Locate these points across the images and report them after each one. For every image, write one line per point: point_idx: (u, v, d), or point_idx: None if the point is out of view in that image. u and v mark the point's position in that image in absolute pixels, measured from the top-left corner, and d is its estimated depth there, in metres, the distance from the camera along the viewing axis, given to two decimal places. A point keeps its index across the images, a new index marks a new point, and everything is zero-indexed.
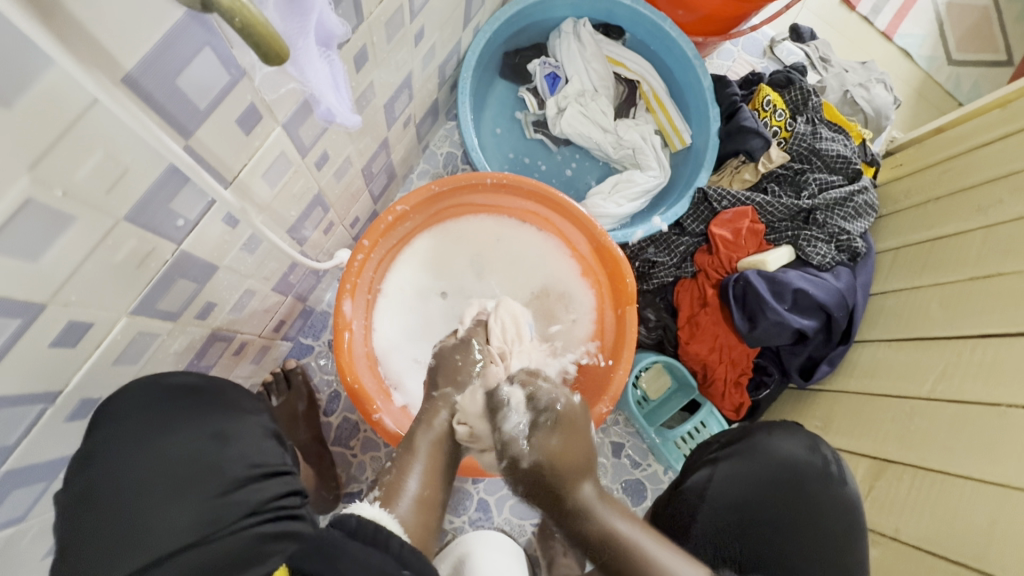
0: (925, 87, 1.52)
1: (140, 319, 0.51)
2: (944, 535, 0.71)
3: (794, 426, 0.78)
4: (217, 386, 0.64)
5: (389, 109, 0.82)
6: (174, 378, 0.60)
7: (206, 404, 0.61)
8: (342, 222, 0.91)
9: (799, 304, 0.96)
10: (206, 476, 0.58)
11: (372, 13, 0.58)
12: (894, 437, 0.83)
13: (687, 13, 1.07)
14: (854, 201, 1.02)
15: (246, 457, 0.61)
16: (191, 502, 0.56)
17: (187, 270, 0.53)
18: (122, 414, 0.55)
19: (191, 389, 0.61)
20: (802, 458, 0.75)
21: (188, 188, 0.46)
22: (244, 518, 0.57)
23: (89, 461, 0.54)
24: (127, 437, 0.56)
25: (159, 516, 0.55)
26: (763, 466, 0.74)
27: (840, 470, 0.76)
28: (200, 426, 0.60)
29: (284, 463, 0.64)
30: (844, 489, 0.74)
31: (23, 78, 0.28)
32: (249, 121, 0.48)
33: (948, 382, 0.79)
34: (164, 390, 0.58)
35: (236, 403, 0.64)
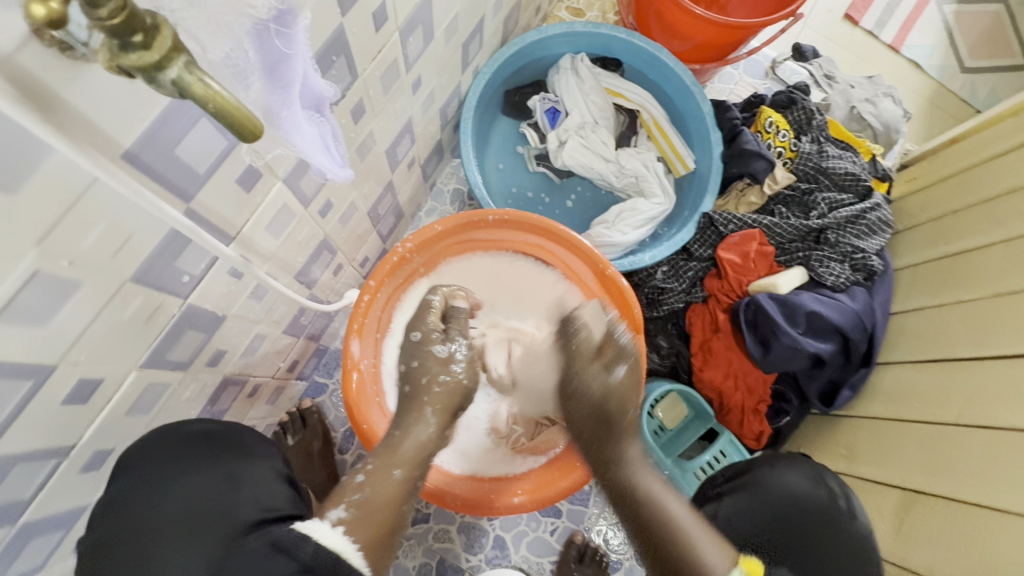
0: (939, 96, 1.49)
1: (150, 371, 0.54)
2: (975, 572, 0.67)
3: (798, 459, 0.76)
4: (232, 430, 0.65)
5: (391, 154, 0.85)
6: (195, 425, 0.62)
7: (222, 448, 0.63)
8: (351, 263, 0.94)
9: (814, 328, 0.93)
10: (214, 522, 0.58)
11: (366, 69, 0.61)
12: (924, 466, 0.79)
13: (682, 42, 1.08)
14: (867, 218, 1.00)
15: (259, 501, 0.61)
16: (203, 544, 0.56)
17: (195, 321, 0.56)
18: (134, 461, 0.57)
19: (207, 435, 0.63)
20: (809, 493, 0.72)
21: (191, 248, 0.48)
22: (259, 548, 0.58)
23: (109, 508, 0.56)
24: (142, 483, 0.57)
25: (173, 563, 0.55)
26: (773, 496, 0.72)
27: (848, 502, 0.73)
28: (212, 471, 0.61)
29: (294, 507, 0.64)
30: (856, 524, 0.71)
31: (26, 168, 0.31)
32: (249, 180, 0.51)
33: (977, 406, 0.75)
34: (182, 437, 0.61)
35: (248, 447, 0.65)
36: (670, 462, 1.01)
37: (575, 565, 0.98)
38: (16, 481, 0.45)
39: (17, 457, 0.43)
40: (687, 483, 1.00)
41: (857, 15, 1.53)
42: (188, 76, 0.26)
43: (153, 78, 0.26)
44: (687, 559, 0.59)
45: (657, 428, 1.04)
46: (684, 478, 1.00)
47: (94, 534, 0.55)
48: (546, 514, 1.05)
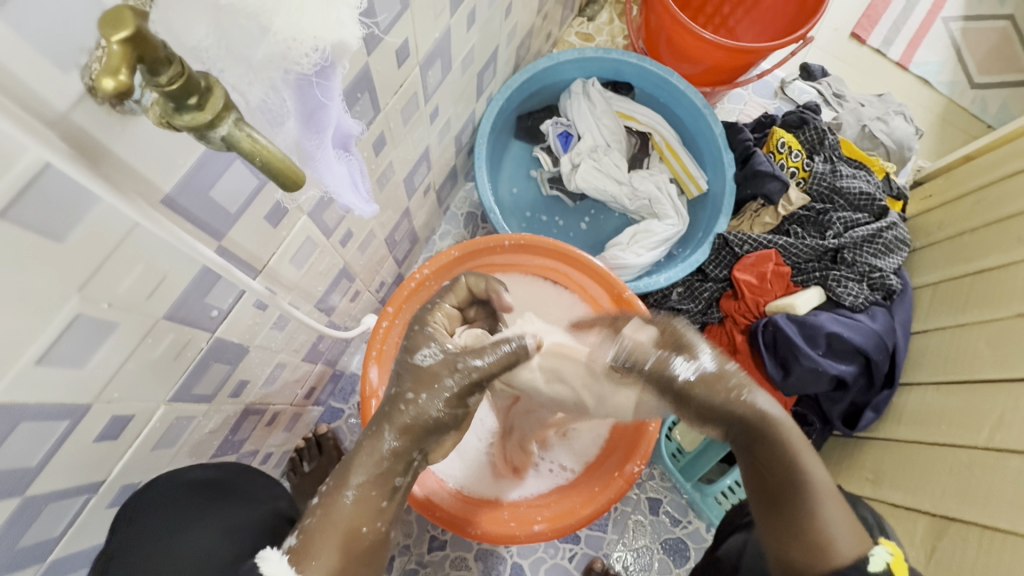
0: (949, 112, 1.49)
1: (178, 405, 0.54)
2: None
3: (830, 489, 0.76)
4: (230, 479, 0.67)
5: (409, 181, 0.86)
6: (191, 475, 0.62)
7: (224, 497, 0.64)
8: (368, 288, 0.94)
9: (834, 349, 0.92)
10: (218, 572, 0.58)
11: (388, 103, 0.63)
12: (955, 492, 0.77)
13: (692, 66, 1.10)
14: (884, 237, 1.00)
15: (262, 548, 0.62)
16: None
17: (221, 354, 0.56)
18: (142, 510, 0.57)
19: (209, 482, 0.64)
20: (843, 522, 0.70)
21: (221, 283, 0.49)
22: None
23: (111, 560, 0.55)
24: (149, 534, 0.57)
25: None
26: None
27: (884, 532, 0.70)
28: (216, 518, 0.62)
29: None
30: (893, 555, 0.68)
31: (74, 218, 0.32)
32: (277, 216, 0.52)
33: (1008, 431, 0.73)
34: (187, 485, 0.61)
35: (248, 494, 0.67)
36: (691, 487, 1.04)
37: None
38: (48, 519, 0.45)
39: (49, 496, 0.44)
40: (709, 507, 1.03)
41: (864, 34, 1.54)
42: (237, 132, 0.27)
43: (202, 134, 0.27)
44: (819, 538, 0.52)
45: (676, 451, 1.08)
46: (705, 503, 1.03)
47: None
48: (564, 540, 1.04)
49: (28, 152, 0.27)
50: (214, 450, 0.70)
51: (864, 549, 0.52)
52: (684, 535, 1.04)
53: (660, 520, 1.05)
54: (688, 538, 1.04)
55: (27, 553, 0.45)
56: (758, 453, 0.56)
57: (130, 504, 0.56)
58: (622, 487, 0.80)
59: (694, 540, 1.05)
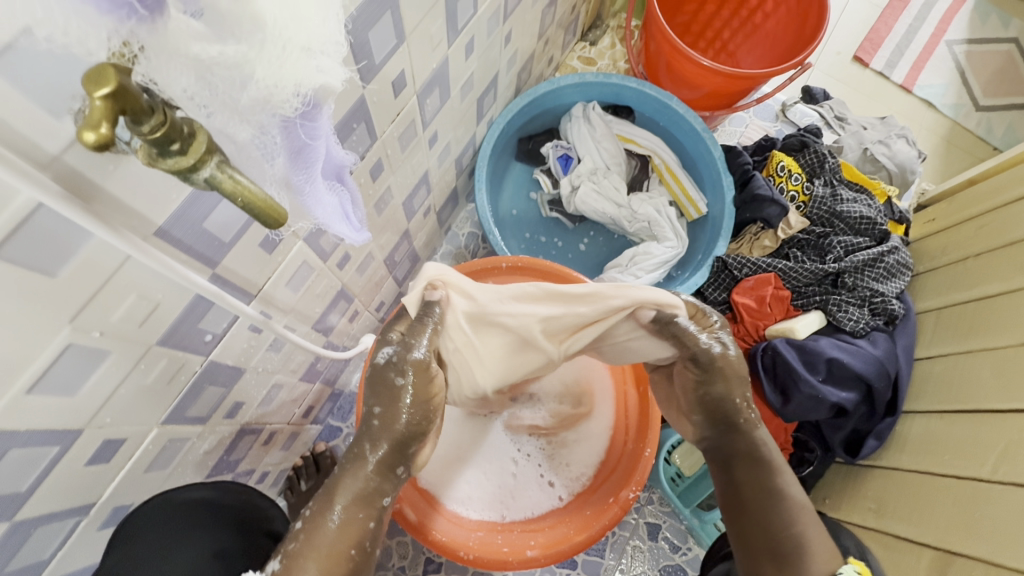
0: (954, 134, 1.49)
1: (171, 428, 0.55)
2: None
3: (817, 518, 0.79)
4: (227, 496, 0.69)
5: (408, 204, 0.87)
6: (188, 495, 0.64)
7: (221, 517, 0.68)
8: (367, 308, 0.95)
9: (835, 375, 0.91)
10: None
11: (385, 131, 0.64)
12: (958, 525, 0.75)
13: (691, 91, 1.11)
14: (885, 262, 0.99)
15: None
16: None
17: (216, 377, 0.57)
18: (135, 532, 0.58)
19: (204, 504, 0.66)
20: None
21: (215, 309, 0.50)
22: None
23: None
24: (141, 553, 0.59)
25: None
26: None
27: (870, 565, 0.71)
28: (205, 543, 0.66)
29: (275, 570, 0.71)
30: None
31: (65, 254, 0.33)
32: (271, 243, 0.53)
33: (1009, 463, 0.72)
34: (180, 506, 0.63)
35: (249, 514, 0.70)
36: (689, 513, 1.02)
37: None
38: (37, 542, 0.46)
39: (39, 520, 0.44)
40: (707, 534, 1.01)
41: (866, 57, 1.55)
42: (219, 174, 0.28)
43: (187, 177, 0.28)
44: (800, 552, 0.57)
45: (675, 475, 1.06)
46: (704, 530, 1.01)
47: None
48: (561, 565, 1.02)
49: (20, 195, 0.28)
50: (209, 470, 0.70)
51: (832, 567, 0.57)
52: (684, 562, 1.02)
53: (659, 546, 1.04)
54: (687, 565, 1.02)
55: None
56: (738, 474, 0.63)
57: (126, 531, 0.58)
58: (618, 514, 0.79)
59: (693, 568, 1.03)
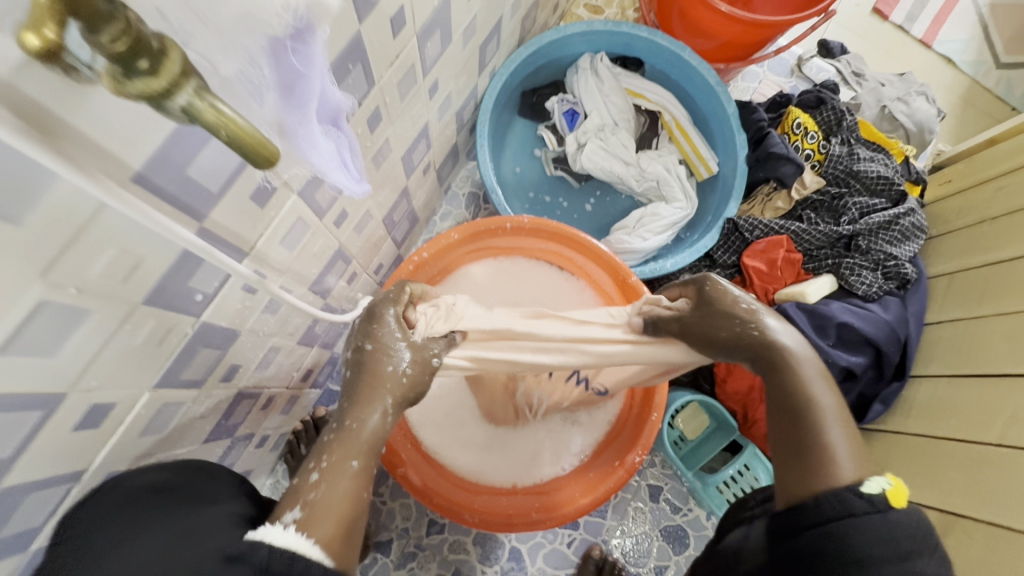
0: (972, 93, 1.43)
1: (164, 392, 0.52)
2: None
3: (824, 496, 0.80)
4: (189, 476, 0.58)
5: (407, 160, 0.83)
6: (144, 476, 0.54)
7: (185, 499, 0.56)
8: (365, 270, 0.92)
9: (845, 340, 0.89)
10: None
11: (383, 76, 0.59)
12: (962, 488, 0.75)
13: (705, 41, 1.05)
14: (900, 224, 0.96)
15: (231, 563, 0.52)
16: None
17: (209, 338, 0.55)
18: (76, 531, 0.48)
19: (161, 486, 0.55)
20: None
21: (204, 267, 0.46)
22: None
23: None
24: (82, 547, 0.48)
25: None
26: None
27: None
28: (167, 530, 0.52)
29: None
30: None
31: (29, 199, 0.29)
32: (263, 196, 0.49)
33: (1014, 426, 0.72)
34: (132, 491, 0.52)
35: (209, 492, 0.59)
36: (692, 476, 1.01)
37: None
38: (27, 509, 0.44)
39: (27, 487, 0.42)
40: (710, 496, 1.00)
41: (886, 9, 1.47)
42: (199, 102, 0.24)
43: (161, 105, 0.24)
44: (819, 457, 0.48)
45: (678, 439, 1.05)
46: (707, 492, 1.00)
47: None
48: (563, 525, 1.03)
49: None
50: (207, 434, 0.68)
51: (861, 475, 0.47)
52: (684, 522, 1.03)
53: (660, 507, 1.05)
54: (688, 525, 1.03)
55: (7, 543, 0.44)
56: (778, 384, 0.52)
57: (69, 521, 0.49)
58: (623, 477, 0.79)
59: (695, 528, 1.04)
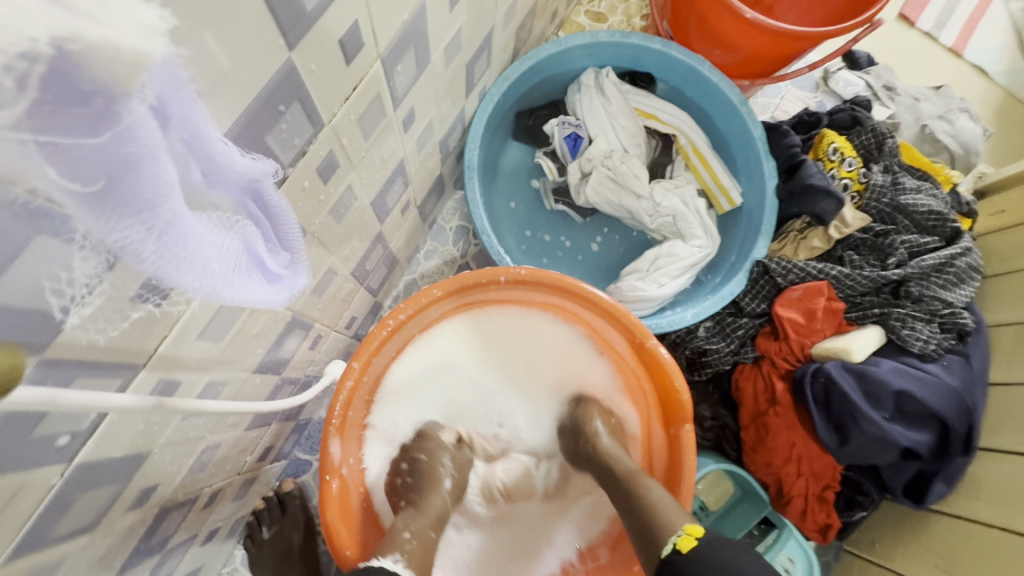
0: (1008, 106, 1.31)
1: (28, 558, 0.38)
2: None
3: None
4: None
5: (380, 203, 0.68)
6: None
7: None
8: (334, 329, 0.77)
9: (902, 409, 0.75)
10: None
11: (336, 114, 0.45)
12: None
13: (725, 53, 0.91)
14: (956, 266, 0.83)
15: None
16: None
17: (96, 478, 0.40)
18: None
19: None
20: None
21: (57, 410, 0.32)
22: None
23: None
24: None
25: None
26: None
27: None
28: None
29: None
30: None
31: None
32: (157, 291, 0.35)
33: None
34: None
35: None
36: None
37: None
38: None
39: None
40: None
41: (913, 15, 1.34)
42: None
43: None
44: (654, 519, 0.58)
45: (698, 508, 0.93)
46: None
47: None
48: None
49: None
50: (120, 564, 0.54)
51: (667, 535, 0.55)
52: None
53: None
54: None
55: None
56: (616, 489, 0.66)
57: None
58: None
59: None
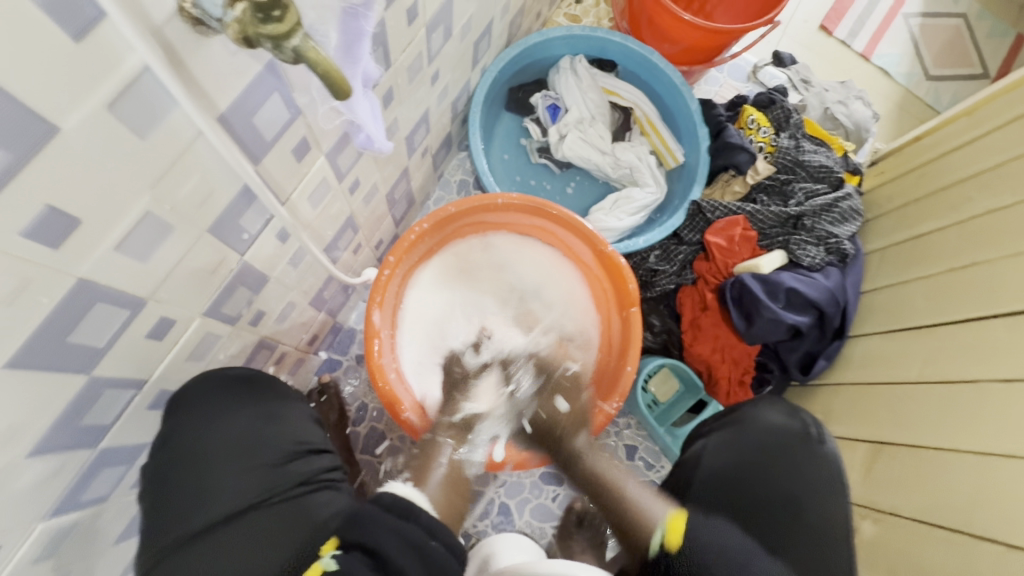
0: (905, 100, 1.62)
1: (210, 321, 0.60)
2: (950, 503, 0.73)
3: (775, 398, 0.88)
4: (264, 378, 0.73)
5: (410, 141, 0.93)
6: (231, 371, 0.68)
7: (259, 393, 0.71)
8: (369, 243, 1.01)
9: (793, 302, 1.02)
10: (260, 450, 0.67)
11: (397, 59, 0.69)
12: (939, 406, 0.80)
13: (672, 46, 1.19)
14: (840, 207, 1.10)
15: (309, 466, 0.70)
16: (252, 476, 0.66)
17: (247, 278, 0.63)
18: (194, 403, 0.62)
19: (246, 380, 0.70)
20: (786, 425, 0.84)
21: (253, 208, 0.55)
22: (296, 488, 0.67)
23: (167, 443, 0.62)
24: (199, 411, 0.63)
25: (219, 483, 0.64)
26: (751, 435, 0.84)
27: (819, 431, 0.85)
28: (256, 411, 0.69)
29: (325, 441, 0.75)
30: (824, 448, 0.83)
31: (155, 118, 0.38)
32: (301, 150, 0.58)
33: (990, 361, 0.76)
34: (225, 383, 0.67)
35: (282, 393, 0.74)
36: (664, 432, 1.10)
37: (575, 528, 1.08)
38: (103, 407, 0.51)
39: (108, 382, 0.50)
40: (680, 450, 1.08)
41: (831, 26, 1.65)
42: (305, 44, 0.34)
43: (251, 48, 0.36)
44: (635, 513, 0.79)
45: (652, 402, 1.14)
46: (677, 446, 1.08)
47: (155, 463, 0.62)
48: (547, 481, 1.13)
49: (134, 53, 0.34)
50: None
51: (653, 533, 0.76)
52: (657, 477, 1.12)
53: (635, 465, 1.13)
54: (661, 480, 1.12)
55: (85, 438, 0.51)
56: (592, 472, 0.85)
57: (188, 387, 0.62)
58: (602, 421, 0.89)
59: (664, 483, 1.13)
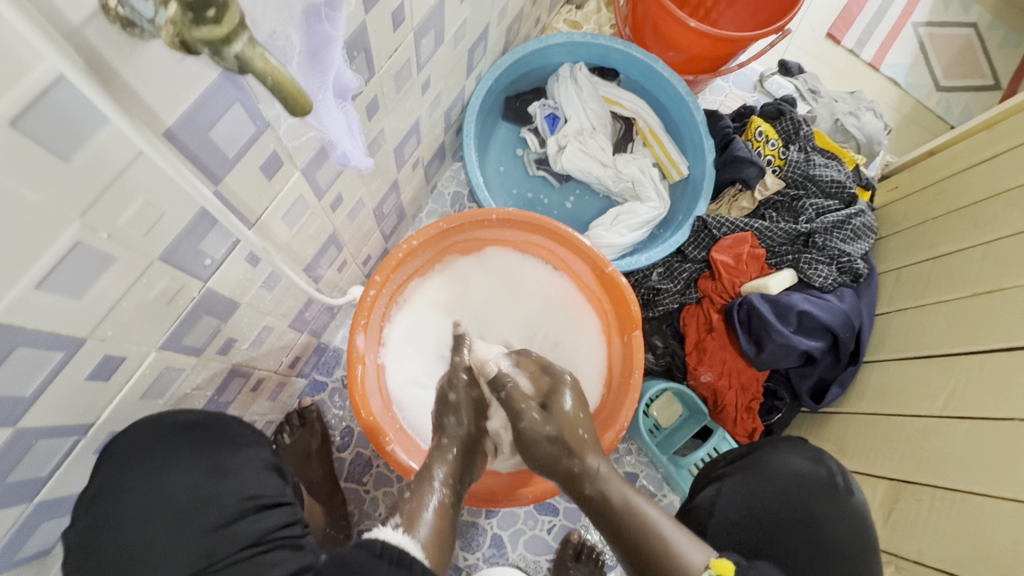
0: (915, 112, 1.57)
1: (168, 354, 0.54)
2: (985, 558, 0.67)
3: (797, 441, 0.81)
4: (219, 420, 0.65)
5: (399, 153, 0.87)
6: (177, 416, 0.61)
7: (210, 438, 0.63)
8: (355, 260, 0.95)
9: (805, 326, 0.97)
10: (204, 509, 0.60)
11: (383, 67, 0.64)
12: (967, 445, 0.75)
13: (676, 54, 1.13)
14: (853, 223, 1.04)
15: (258, 524, 0.62)
16: (192, 543, 0.59)
17: (212, 306, 0.56)
18: (125, 455, 0.56)
19: (194, 425, 0.62)
20: (811, 471, 0.78)
21: (215, 231, 0.49)
22: (247, 548, 0.60)
23: (96, 500, 0.55)
24: (134, 461, 0.57)
25: (156, 547, 0.58)
26: (773, 480, 0.78)
27: (845, 480, 0.78)
28: (199, 460, 0.62)
29: (283, 494, 0.66)
30: (852, 499, 0.76)
31: (81, 139, 0.32)
32: (271, 167, 0.52)
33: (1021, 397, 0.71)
34: (168, 428, 0.59)
35: (237, 437, 0.66)
36: (665, 458, 1.02)
37: (571, 563, 0.99)
38: (38, 456, 0.47)
39: (38, 432, 0.45)
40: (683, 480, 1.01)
41: (839, 34, 1.60)
42: (250, 51, 0.28)
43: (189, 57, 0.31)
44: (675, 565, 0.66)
45: (653, 427, 1.06)
46: (680, 476, 1.01)
47: (80, 525, 0.55)
48: (543, 511, 1.07)
49: (44, 61, 0.28)
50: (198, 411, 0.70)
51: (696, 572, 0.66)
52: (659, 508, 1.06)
53: None
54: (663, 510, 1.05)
55: (18, 489, 0.47)
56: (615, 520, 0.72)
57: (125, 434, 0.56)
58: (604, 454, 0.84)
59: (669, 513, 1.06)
